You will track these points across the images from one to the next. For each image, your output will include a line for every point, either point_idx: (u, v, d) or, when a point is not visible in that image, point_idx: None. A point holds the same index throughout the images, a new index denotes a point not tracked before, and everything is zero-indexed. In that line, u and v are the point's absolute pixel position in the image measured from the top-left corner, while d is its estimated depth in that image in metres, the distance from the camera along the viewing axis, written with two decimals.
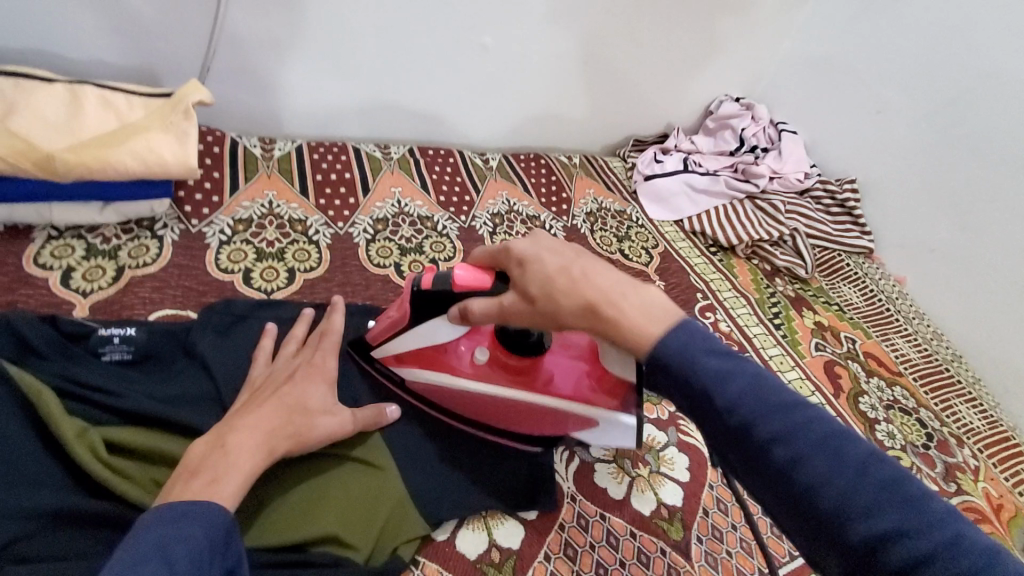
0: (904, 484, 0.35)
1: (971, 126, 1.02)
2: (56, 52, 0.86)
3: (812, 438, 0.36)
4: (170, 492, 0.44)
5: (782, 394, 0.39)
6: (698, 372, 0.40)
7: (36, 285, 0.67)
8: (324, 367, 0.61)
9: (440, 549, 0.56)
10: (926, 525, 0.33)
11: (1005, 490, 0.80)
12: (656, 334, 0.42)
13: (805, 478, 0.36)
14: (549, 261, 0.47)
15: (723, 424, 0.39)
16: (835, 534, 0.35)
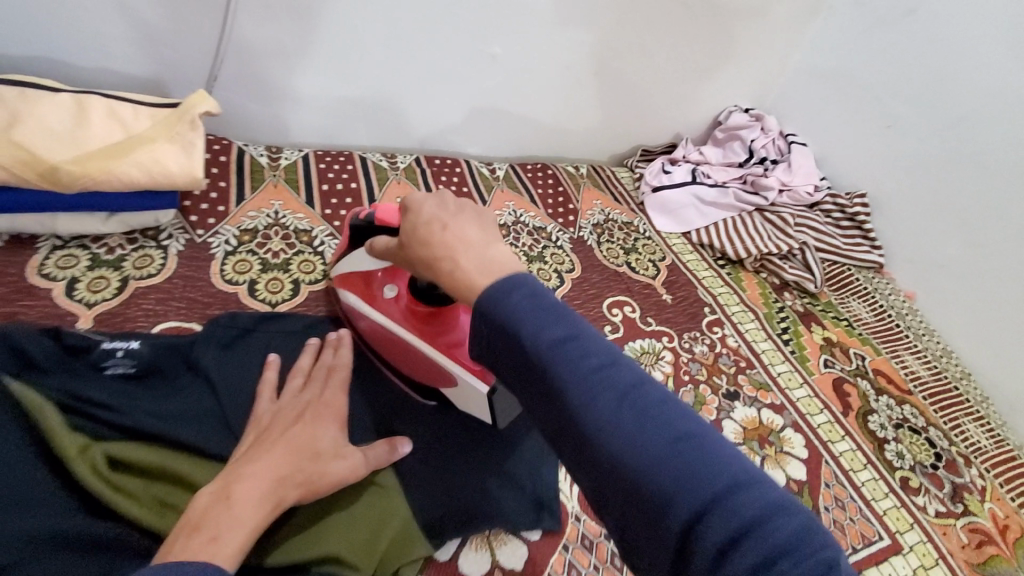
0: (681, 421, 0.34)
1: (984, 141, 1.00)
2: (64, 60, 0.86)
3: (607, 386, 0.34)
4: (171, 548, 0.40)
5: (580, 334, 0.36)
6: (508, 314, 0.37)
7: (40, 295, 0.67)
8: (335, 405, 0.58)
9: (442, 569, 0.55)
10: (691, 458, 0.32)
11: (1011, 510, 0.80)
12: (485, 286, 0.39)
13: (598, 427, 0.33)
14: (423, 209, 0.44)
15: (528, 368, 0.36)
16: (609, 472, 0.33)
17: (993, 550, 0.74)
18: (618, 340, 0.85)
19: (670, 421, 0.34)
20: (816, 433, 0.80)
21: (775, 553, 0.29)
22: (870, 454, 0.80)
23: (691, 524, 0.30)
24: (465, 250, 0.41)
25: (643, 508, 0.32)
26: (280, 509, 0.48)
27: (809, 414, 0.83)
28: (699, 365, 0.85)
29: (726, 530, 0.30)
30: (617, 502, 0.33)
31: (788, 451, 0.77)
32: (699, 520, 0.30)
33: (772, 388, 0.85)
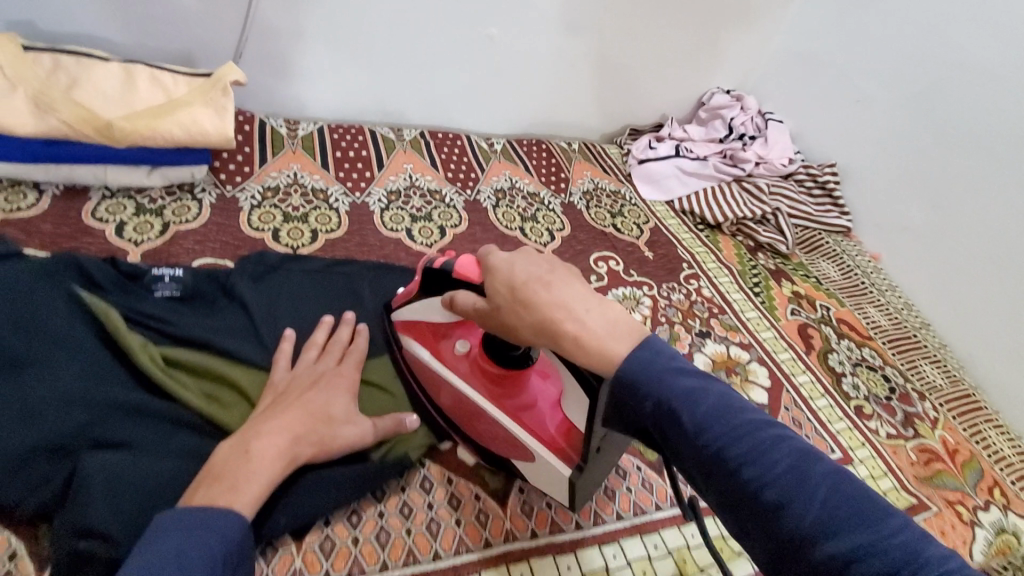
0: (846, 489, 0.38)
1: (943, 113, 1.10)
2: (108, 38, 0.97)
3: (773, 458, 0.39)
4: (194, 495, 0.46)
5: (741, 413, 0.42)
6: (664, 388, 0.44)
7: (95, 234, 0.77)
8: (347, 378, 0.63)
9: (444, 455, 0.65)
10: (864, 526, 0.36)
11: (962, 437, 0.88)
12: (625, 352, 0.46)
13: (772, 495, 0.38)
14: (518, 272, 0.51)
15: (691, 441, 0.42)
16: (782, 537, 0.38)
17: (940, 466, 0.82)
18: (602, 287, 0.95)
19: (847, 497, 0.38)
20: (779, 366, 0.90)
21: None
22: (828, 386, 0.89)
23: None
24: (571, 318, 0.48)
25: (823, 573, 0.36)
26: (295, 464, 0.53)
27: (773, 351, 0.92)
28: (676, 309, 0.95)
29: None
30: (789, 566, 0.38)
31: (752, 380, 0.86)
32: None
33: (741, 330, 0.94)
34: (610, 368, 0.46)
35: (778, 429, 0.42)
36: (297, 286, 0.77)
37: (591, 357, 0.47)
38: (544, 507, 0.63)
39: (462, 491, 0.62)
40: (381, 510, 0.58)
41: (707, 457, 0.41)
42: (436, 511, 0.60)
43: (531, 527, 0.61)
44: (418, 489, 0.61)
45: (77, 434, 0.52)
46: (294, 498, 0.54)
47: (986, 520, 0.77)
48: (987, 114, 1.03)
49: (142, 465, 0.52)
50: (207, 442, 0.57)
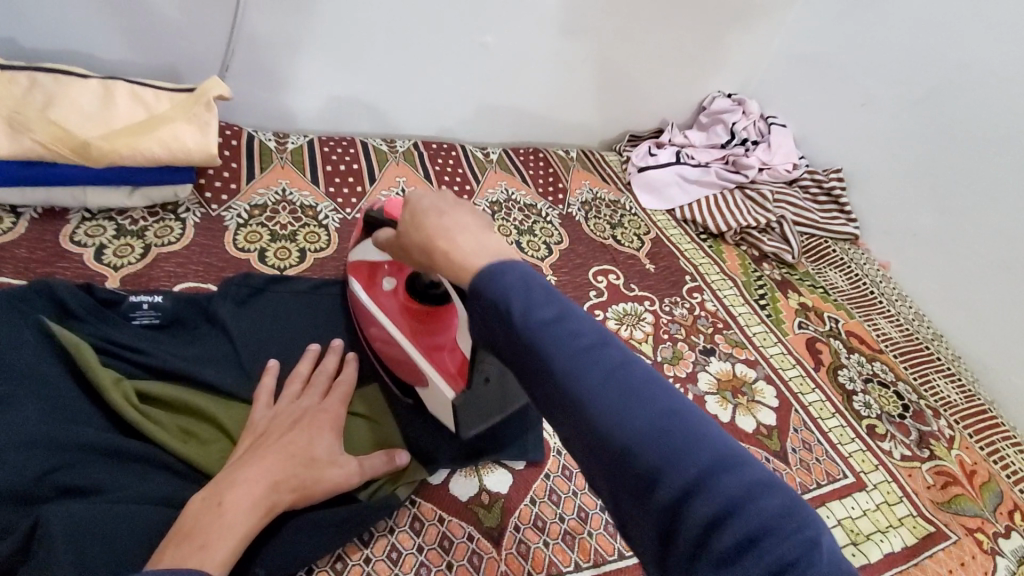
0: (668, 401, 0.35)
1: (952, 116, 1.06)
2: (89, 53, 0.94)
3: (602, 371, 0.35)
4: (161, 556, 0.43)
5: (575, 319, 0.38)
6: (499, 292, 0.39)
7: (73, 259, 0.74)
8: (332, 414, 0.59)
9: (436, 491, 0.61)
10: (677, 435, 0.33)
11: (979, 457, 0.84)
12: (484, 265, 0.41)
13: (587, 401, 0.35)
14: (421, 198, 0.48)
15: (526, 352, 0.38)
16: (601, 448, 0.35)
17: (958, 490, 0.78)
18: (602, 303, 0.92)
19: (668, 409, 0.35)
20: (788, 385, 0.86)
21: (753, 530, 0.31)
22: (840, 404, 0.85)
23: (675, 498, 0.32)
24: (462, 236, 0.44)
25: (644, 489, 0.33)
26: (273, 514, 0.50)
27: (781, 368, 0.89)
28: (678, 325, 0.91)
29: (709, 506, 0.31)
30: (610, 476, 0.35)
31: (759, 400, 0.83)
32: (683, 495, 0.32)
33: (747, 345, 0.91)
34: (468, 280, 0.41)
35: (611, 340, 0.38)
36: (284, 310, 0.74)
37: (456, 270, 0.42)
38: (541, 547, 0.60)
39: (455, 530, 0.59)
40: (368, 555, 0.55)
41: (540, 368, 0.37)
42: (426, 555, 0.56)
43: (526, 569, 0.58)
44: (407, 530, 0.58)
45: (44, 482, 0.48)
46: (273, 549, 0.51)
47: (1007, 548, 0.74)
48: (1002, 116, 0.99)
49: (113, 512, 0.48)
50: (183, 484, 0.54)
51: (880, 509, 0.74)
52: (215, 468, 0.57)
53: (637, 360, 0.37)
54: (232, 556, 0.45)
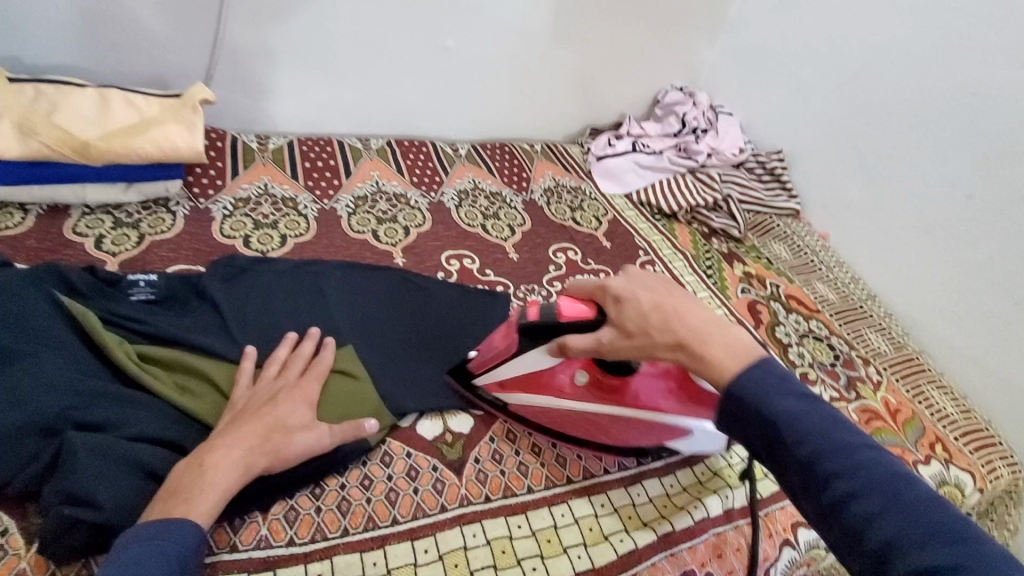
0: (924, 503, 0.43)
1: (874, 98, 1.17)
2: (84, 66, 1.03)
3: (872, 474, 0.44)
4: (152, 511, 0.51)
5: (845, 435, 0.47)
6: (770, 406, 0.50)
7: (76, 248, 0.83)
8: (308, 390, 0.65)
9: (405, 432, 0.70)
10: (934, 534, 0.41)
11: (904, 398, 0.93)
12: (739, 368, 0.53)
13: (849, 496, 0.44)
14: (643, 298, 0.59)
15: (792, 455, 0.48)
16: (857, 538, 0.43)
17: (880, 424, 0.87)
18: (560, 277, 1.01)
19: (922, 509, 0.42)
20: None
21: None
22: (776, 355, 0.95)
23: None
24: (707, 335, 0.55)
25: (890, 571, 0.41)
26: (253, 474, 0.57)
27: None
28: None
29: None
30: (862, 563, 0.43)
31: None
32: None
33: None
34: (725, 383, 0.53)
35: (878, 450, 0.47)
36: (267, 286, 0.82)
37: (713, 372, 0.54)
38: (497, 475, 0.68)
39: (420, 463, 0.67)
40: (343, 482, 0.63)
41: (805, 468, 0.47)
42: (395, 481, 0.65)
43: (484, 493, 0.66)
44: (379, 462, 0.66)
45: (60, 417, 0.57)
46: (260, 483, 0.59)
47: (926, 473, 0.82)
48: (916, 93, 1.10)
49: (120, 448, 0.56)
50: (179, 429, 0.62)
51: None
52: (208, 416, 0.65)
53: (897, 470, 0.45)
54: (216, 507, 0.53)
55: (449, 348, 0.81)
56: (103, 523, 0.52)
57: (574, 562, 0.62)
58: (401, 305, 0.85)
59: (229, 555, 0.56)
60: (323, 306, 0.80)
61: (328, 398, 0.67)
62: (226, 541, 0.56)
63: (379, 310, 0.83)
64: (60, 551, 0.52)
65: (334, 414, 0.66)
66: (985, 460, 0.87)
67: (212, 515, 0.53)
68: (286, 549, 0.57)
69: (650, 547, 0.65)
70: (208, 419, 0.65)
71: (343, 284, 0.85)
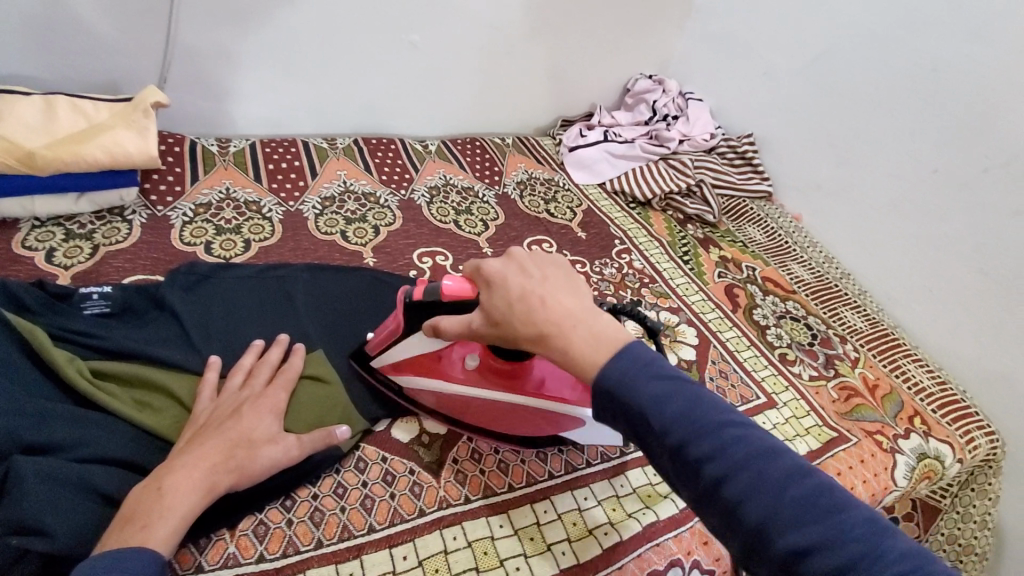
0: (790, 475, 0.42)
1: (839, 77, 1.17)
2: (28, 73, 0.98)
3: (738, 454, 0.43)
4: (107, 540, 0.48)
5: (710, 415, 0.45)
6: (637, 396, 0.47)
7: (25, 263, 0.78)
8: (273, 400, 0.63)
9: (379, 436, 0.68)
10: (800, 508, 0.40)
11: (881, 372, 0.94)
12: (603, 360, 0.49)
13: (719, 481, 0.43)
14: (512, 285, 0.56)
15: (661, 443, 0.46)
16: (731, 522, 0.42)
17: (859, 400, 0.87)
18: None
19: (787, 483, 0.42)
20: (706, 325, 0.95)
21: None
22: (754, 338, 0.95)
23: (796, 555, 0.39)
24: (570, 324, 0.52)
25: (766, 552, 0.40)
26: (216, 494, 0.54)
27: (701, 312, 0.98)
28: (608, 282, 0.99)
29: (829, 562, 0.38)
30: (740, 544, 0.42)
31: (681, 340, 0.91)
32: (801, 553, 0.39)
33: (670, 295, 1.00)
34: (594, 373, 0.49)
35: (740, 423, 0.45)
36: (231, 292, 0.78)
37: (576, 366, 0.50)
38: (477, 475, 0.66)
39: (397, 467, 0.65)
40: (315, 492, 0.61)
41: (675, 456, 0.45)
42: (370, 488, 0.63)
43: (464, 494, 0.64)
44: (353, 469, 0.64)
45: (6, 439, 0.53)
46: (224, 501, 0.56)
47: (906, 447, 0.82)
48: (880, 71, 1.11)
49: (72, 473, 0.53)
50: (138, 449, 0.59)
51: (788, 423, 0.82)
52: (170, 432, 0.62)
53: (761, 442, 0.44)
54: (176, 532, 0.51)
55: None
56: (57, 551, 0.50)
57: (559, 559, 0.61)
58: (373, 305, 0.82)
59: None
60: (291, 310, 0.78)
61: (298, 404, 0.65)
62: (191, 562, 0.54)
63: (349, 311, 0.80)
64: None
65: (302, 424, 0.64)
66: (963, 430, 0.88)
67: (174, 537, 0.50)
68: (256, 565, 0.55)
69: (636, 539, 0.64)
70: (170, 436, 0.62)
71: (310, 286, 0.82)
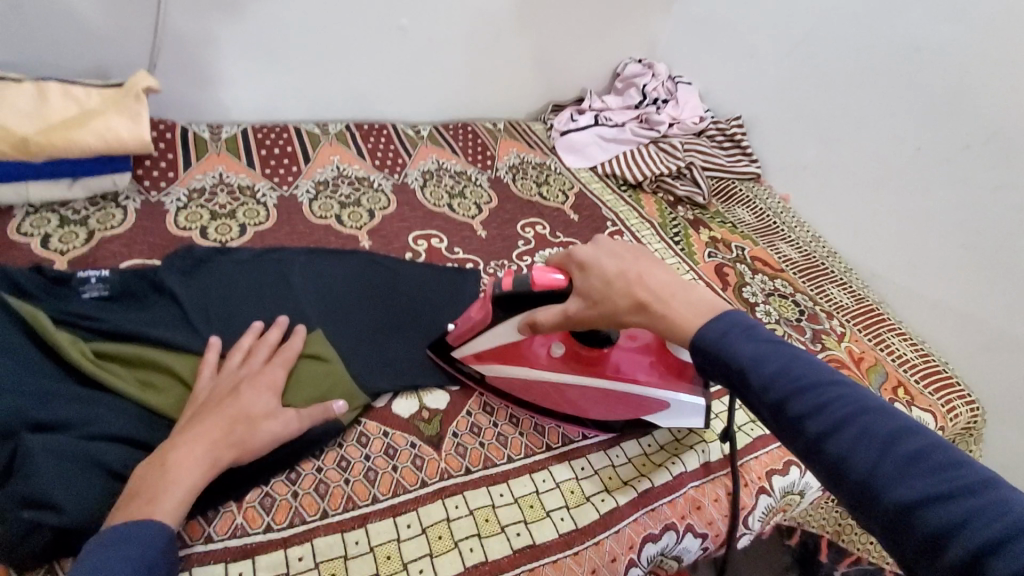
0: (905, 431, 0.42)
1: (826, 58, 1.19)
2: (15, 60, 0.97)
3: (843, 409, 0.44)
4: (114, 514, 0.50)
5: (815, 375, 0.48)
6: (738, 356, 0.51)
7: (21, 249, 0.79)
8: (272, 377, 0.64)
9: (379, 412, 0.69)
10: (912, 461, 0.41)
11: (867, 346, 0.96)
12: (700, 323, 0.55)
13: (825, 432, 0.44)
14: (607, 266, 0.61)
15: (764, 399, 0.49)
16: (839, 472, 0.43)
17: (846, 372, 0.90)
18: (529, 251, 1.02)
19: (900, 438, 0.42)
20: None
21: (991, 538, 0.36)
22: (744, 315, 0.97)
23: (910, 505, 0.39)
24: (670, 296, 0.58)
25: (875, 501, 0.41)
26: (219, 468, 0.55)
27: None
28: None
29: (946, 513, 0.38)
30: (850, 496, 0.43)
31: None
32: (916, 503, 0.39)
33: None
34: (689, 336, 0.55)
35: (852, 387, 0.47)
36: (229, 274, 0.79)
37: (675, 329, 0.56)
38: (477, 447, 0.68)
39: (398, 441, 0.66)
40: (319, 465, 0.62)
41: (778, 411, 0.48)
42: (373, 461, 0.64)
43: (465, 465, 0.66)
44: (355, 443, 0.65)
45: (13, 418, 0.54)
46: (228, 476, 0.58)
47: None
48: (865, 52, 1.12)
49: (79, 449, 0.54)
50: (143, 426, 0.60)
51: None
52: (174, 410, 0.63)
53: (872, 401, 0.45)
54: (181, 505, 0.52)
55: (423, 324, 0.81)
56: (72, 525, 0.51)
57: (557, 524, 0.63)
58: (370, 287, 0.83)
59: (203, 547, 0.55)
60: (288, 292, 0.79)
61: (295, 381, 0.66)
62: (200, 533, 0.55)
63: (348, 293, 0.82)
64: (23, 559, 0.50)
65: (302, 399, 0.65)
66: (945, 400, 0.91)
67: (181, 510, 0.52)
68: (264, 536, 0.56)
69: (631, 505, 0.66)
70: (174, 414, 0.63)
71: (307, 268, 0.83)
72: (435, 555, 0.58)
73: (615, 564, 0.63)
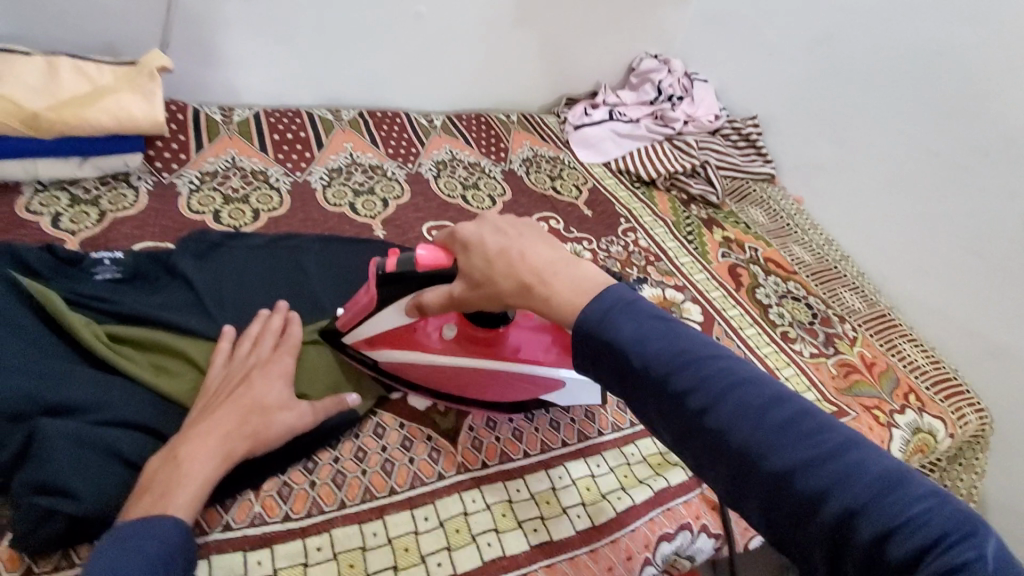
0: (780, 400, 0.40)
1: (846, 60, 1.18)
2: (26, 34, 0.95)
3: (721, 382, 0.41)
4: (131, 510, 0.49)
5: (691, 349, 0.44)
6: (616, 333, 0.45)
7: (30, 226, 0.77)
8: (284, 366, 0.62)
9: (396, 404, 0.68)
10: (787, 430, 0.39)
11: (879, 352, 0.96)
12: (583, 303, 0.48)
13: (706, 411, 0.41)
14: (490, 243, 0.54)
15: (644, 379, 0.44)
16: (719, 450, 0.40)
17: (858, 377, 0.90)
18: None
19: (776, 408, 0.40)
20: (712, 303, 0.97)
21: (860, 502, 0.35)
22: (757, 316, 0.97)
23: (787, 477, 0.37)
24: (553, 273, 0.50)
25: (757, 477, 0.38)
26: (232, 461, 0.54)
27: (706, 290, 0.99)
28: (614, 261, 1.00)
29: (820, 481, 0.36)
30: (729, 473, 0.40)
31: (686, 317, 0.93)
32: (792, 474, 0.37)
33: (676, 274, 1.01)
34: (574, 317, 0.48)
35: (724, 356, 0.44)
36: (242, 260, 0.78)
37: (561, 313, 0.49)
38: (493, 441, 0.67)
39: (414, 433, 0.66)
40: (336, 455, 0.62)
41: (658, 390, 0.43)
42: (389, 453, 0.63)
43: (481, 459, 0.65)
44: (371, 434, 0.65)
45: (26, 401, 0.53)
46: (246, 466, 0.57)
47: (902, 421, 0.86)
48: (886, 54, 1.11)
49: (93, 436, 0.54)
50: (157, 413, 0.59)
51: None
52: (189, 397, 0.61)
53: (747, 371, 0.42)
54: (196, 499, 0.51)
55: None
56: (83, 514, 0.50)
57: (574, 521, 0.63)
58: None
59: (221, 535, 0.54)
60: (302, 280, 0.78)
61: (309, 371, 0.66)
62: (217, 520, 0.55)
63: (362, 282, 0.80)
64: (37, 545, 0.49)
65: (319, 389, 0.65)
66: (955, 407, 0.91)
67: (196, 504, 0.51)
68: (281, 525, 0.56)
69: (647, 503, 0.66)
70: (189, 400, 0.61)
71: (321, 256, 0.82)
72: (452, 548, 0.58)
73: (631, 562, 0.63)
